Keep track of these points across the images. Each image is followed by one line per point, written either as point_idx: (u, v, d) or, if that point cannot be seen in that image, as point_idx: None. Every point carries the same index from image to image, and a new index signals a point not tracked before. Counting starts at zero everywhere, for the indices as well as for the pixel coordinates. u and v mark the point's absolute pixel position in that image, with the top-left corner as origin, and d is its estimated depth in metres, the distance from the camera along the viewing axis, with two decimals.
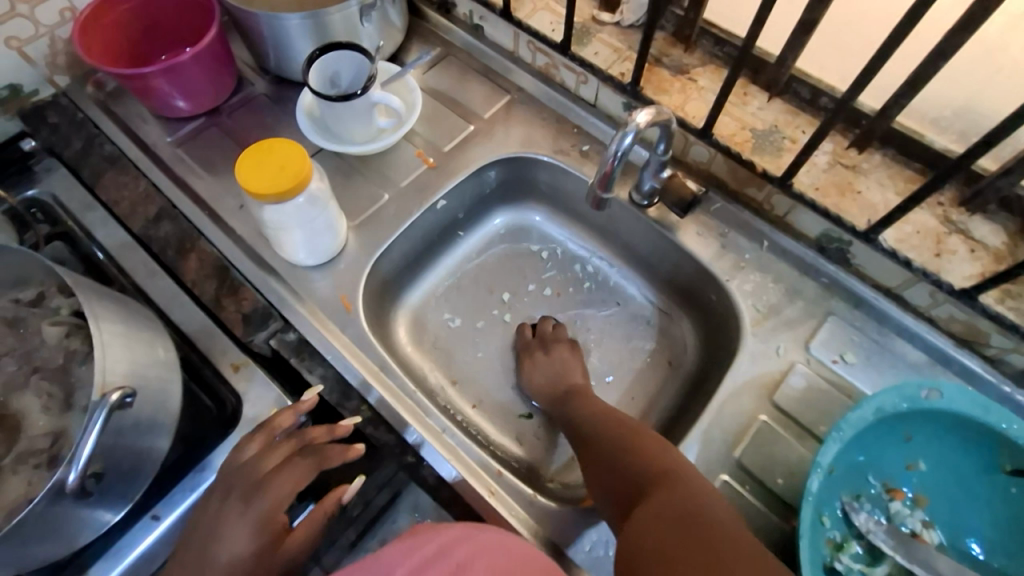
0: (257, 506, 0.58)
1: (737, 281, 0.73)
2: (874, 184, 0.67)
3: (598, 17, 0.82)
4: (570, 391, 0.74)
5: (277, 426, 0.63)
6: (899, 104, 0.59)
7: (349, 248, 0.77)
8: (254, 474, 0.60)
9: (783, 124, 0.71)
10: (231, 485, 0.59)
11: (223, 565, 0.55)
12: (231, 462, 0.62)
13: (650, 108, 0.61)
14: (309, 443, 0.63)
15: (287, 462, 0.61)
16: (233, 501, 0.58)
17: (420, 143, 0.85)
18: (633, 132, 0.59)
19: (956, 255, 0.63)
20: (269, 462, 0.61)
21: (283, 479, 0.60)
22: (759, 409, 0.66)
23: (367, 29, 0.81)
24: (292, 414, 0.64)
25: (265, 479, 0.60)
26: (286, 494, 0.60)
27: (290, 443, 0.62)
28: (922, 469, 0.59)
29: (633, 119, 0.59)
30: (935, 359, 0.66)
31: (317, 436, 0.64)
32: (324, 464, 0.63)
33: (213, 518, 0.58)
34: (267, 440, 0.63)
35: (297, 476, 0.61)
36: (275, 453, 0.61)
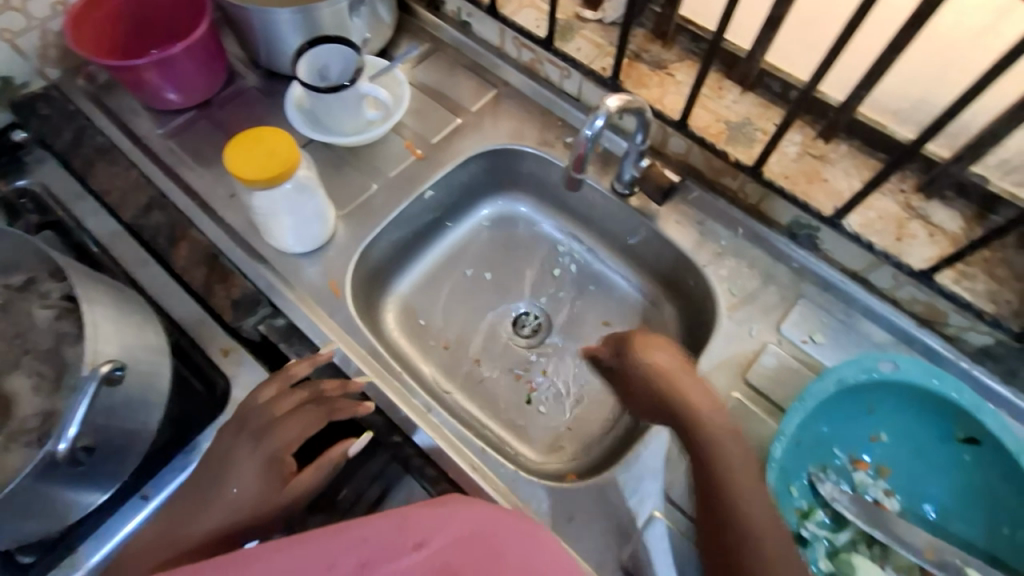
0: (268, 448, 0.61)
1: (714, 266, 0.76)
2: (840, 173, 0.70)
3: (581, 14, 0.86)
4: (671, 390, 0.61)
5: (293, 374, 0.66)
6: (859, 96, 0.63)
7: (339, 236, 0.80)
8: (269, 415, 0.63)
9: (756, 117, 0.75)
10: (246, 420, 0.63)
11: (232, 497, 0.59)
12: (246, 403, 0.64)
13: (623, 94, 0.64)
14: (320, 394, 0.66)
15: (299, 410, 0.64)
16: (245, 438, 0.61)
17: (409, 135, 0.87)
18: (603, 116, 0.62)
19: (916, 239, 0.66)
20: (281, 406, 0.63)
21: (294, 423, 0.63)
22: (733, 387, 0.68)
23: (356, 24, 0.84)
24: (307, 365, 0.67)
25: (279, 421, 0.62)
26: (295, 437, 0.63)
27: (300, 393, 0.64)
28: (884, 440, 0.62)
29: (604, 104, 0.62)
30: (899, 338, 0.69)
31: (330, 388, 0.66)
32: (332, 415, 0.65)
33: (227, 449, 0.62)
34: (280, 388, 0.65)
35: (304, 424, 0.63)
36: (289, 399, 0.64)
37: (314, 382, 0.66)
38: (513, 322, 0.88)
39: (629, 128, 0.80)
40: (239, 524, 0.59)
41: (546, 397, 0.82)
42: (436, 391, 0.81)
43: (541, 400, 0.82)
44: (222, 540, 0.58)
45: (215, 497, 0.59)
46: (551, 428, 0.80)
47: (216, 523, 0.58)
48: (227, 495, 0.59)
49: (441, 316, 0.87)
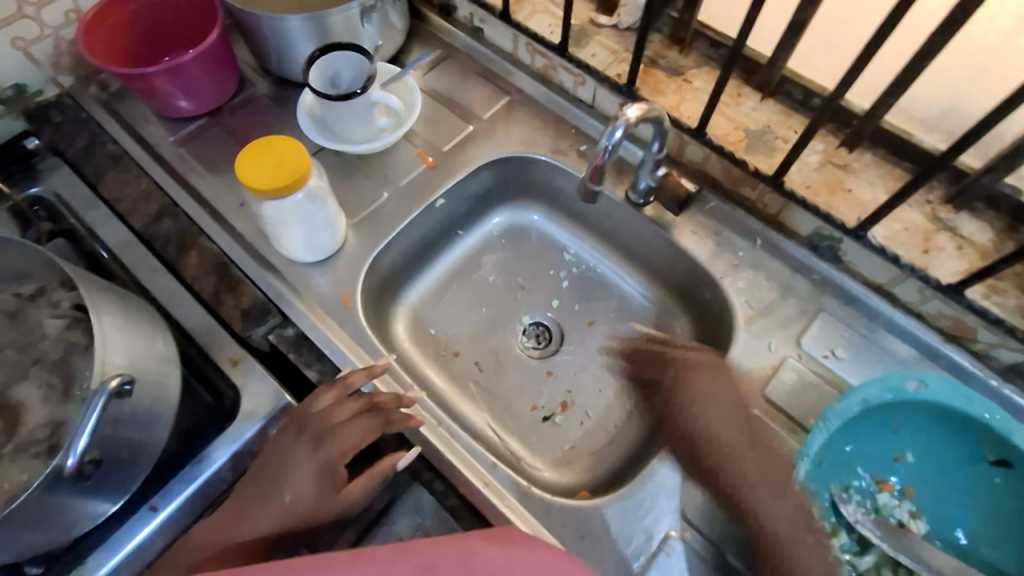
0: (323, 456, 0.61)
1: (731, 278, 0.74)
2: (864, 183, 0.68)
3: (595, 20, 0.84)
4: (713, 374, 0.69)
5: (351, 383, 0.65)
6: (886, 104, 0.61)
7: (349, 246, 0.79)
8: (325, 422, 0.62)
9: (776, 125, 0.73)
10: (304, 425, 0.62)
11: (287, 501, 0.59)
12: (303, 407, 0.64)
13: (641, 104, 0.62)
14: (376, 405, 0.65)
15: (355, 419, 0.63)
16: (302, 443, 0.61)
17: (420, 143, 0.86)
18: (622, 127, 0.61)
19: (944, 251, 0.64)
20: (337, 414, 0.63)
21: (350, 432, 0.62)
22: (751, 403, 0.66)
23: (368, 30, 0.83)
24: (365, 376, 0.66)
25: (336, 429, 0.62)
26: (352, 445, 0.62)
27: (357, 403, 0.64)
28: (910, 461, 0.59)
29: (624, 114, 0.61)
30: (924, 354, 0.67)
31: (385, 400, 0.65)
32: (387, 426, 0.64)
33: (284, 453, 0.61)
34: (340, 393, 0.65)
35: (360, 434, 0.63)
36: (346, 407, 0.63)
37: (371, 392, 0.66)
38: (525, 331, 0.86)
39: (646, 137, 0.79)
40: (291, 528, 0.59)
41: (559, 410, 0.80)
42: (444, 403, 0.80)
43: (554, 413, 0.80)
44: (275, 540, 0.59)
45: (270, 499, 0.59)
46: (563, 441, 0.78)
47: (269, 525, 0.58)
48: (281, 499, 0.59)
49: (451, 325, 0.86)
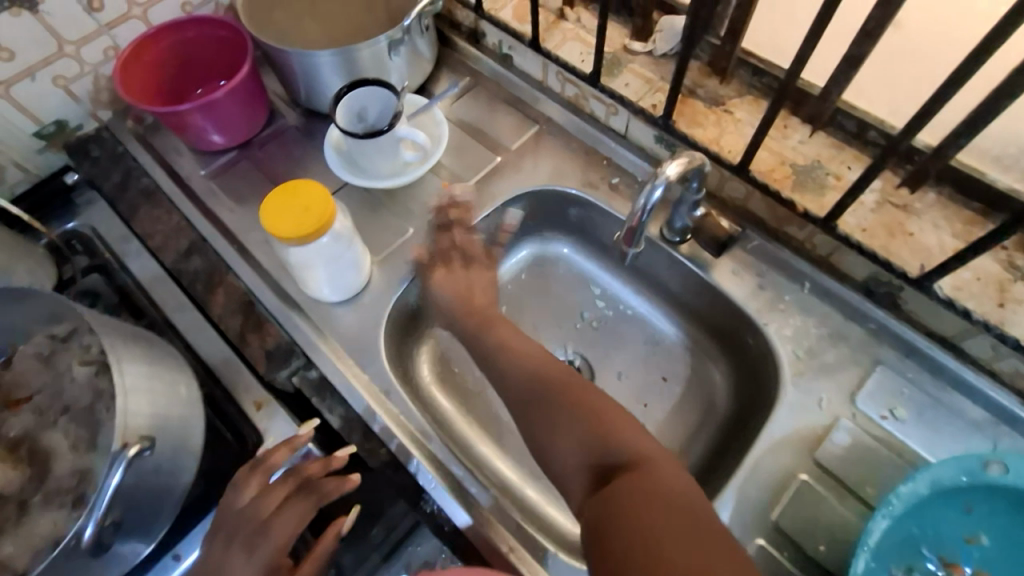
0: (264, 554, 0.59)
1: (776, 324, 0.68)
2: (927, 226, 0.62)
3: (629, 47, 0.81)
4: (489, 315, 0.69)
5: (273, 466, 0.62)
6: (958, 143, 0.55)
7: (374, 283, 0.77)
8: (255, 520, 0.60)
9: (826, 159, 0.68)
10: (234, 531, 0.60)
11: None
12: (227, 504, 0.61)
13: (681, 156, 0.59)
14: (304, 480, 0.63)
15: (286, 508, 0.61)
16: (237, 549, 0.59)
17: (446, 176, 0.84)
18: (663, 184, 0.57)
19: (1022, 305, 0.58)
20: (269, 505, 0.60)
21: (286, 519, 0.60)
22: (799, 467, 0.61)
23: (396, 63, 0.83)
24: (287, 452, 0.63)
25: (268, 522, 0.60)
26: (290, 532, 0.60)
27: (284, 487, 0.61)
28: (984, 544, 0.52)
29: (664, 170, 0.58)
30: (998, 417, 0.60)
31: (313, 471, 0.63)
32: (323, 499, 0.63)
33: (218, 563, 0.59)
34: (264, 481, 0.62)
35: (298, 516, 0.61)
36: (273, 496, 0.61)
37: (297, 466, 0.64)
38: None
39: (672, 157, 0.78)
40: None
41: None
42: (470, 450, 0.77)
43: None
44: None
45: None
46: None
47: None
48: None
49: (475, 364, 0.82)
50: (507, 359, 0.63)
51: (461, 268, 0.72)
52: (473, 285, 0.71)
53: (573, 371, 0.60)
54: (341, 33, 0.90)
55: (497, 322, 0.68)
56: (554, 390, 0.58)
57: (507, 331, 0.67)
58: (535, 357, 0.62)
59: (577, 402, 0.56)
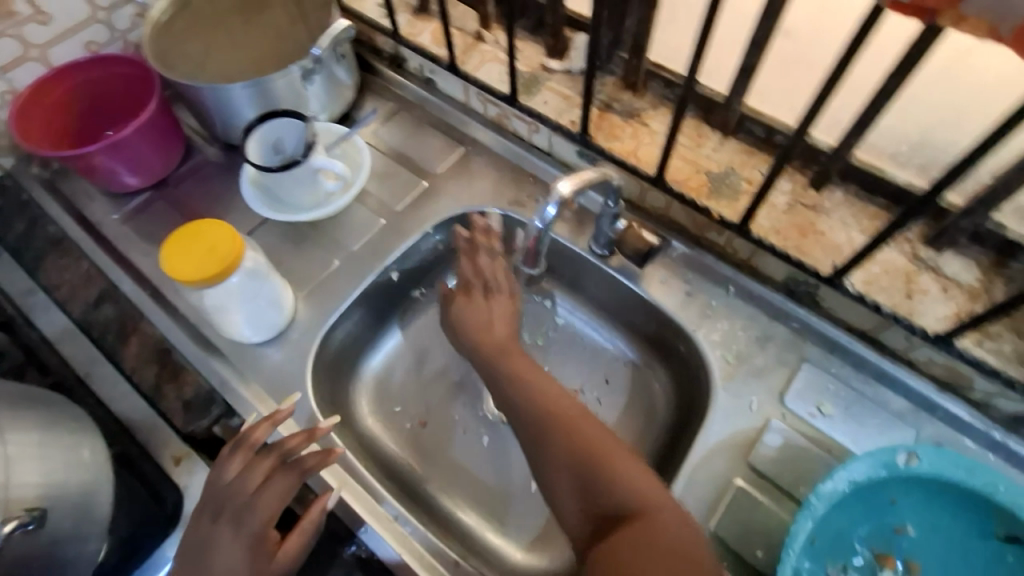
0: (250, 532, 0.56)
1: (705, 331, 0.69)
2: (837, 224, 0.64)
3: (546, 65, 0.81)
4: (501, 352, 0.66)
5: (255, 440, 0.59)
6: (850, 144, 0.57)
7: (299, 319, 0.74)
8: (240, 498, 0.57)
9: (739, 165, 0.69)
10: (220, 505, 0.57)
11: None
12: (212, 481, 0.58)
13: (578, 174, 0.57)
14: (289, 454, 0.59)
15: (271, 482, 0.57)
16: (225, 522, 0.56)
17: (374, 204, 0.82)
18: (555, 203, 0.55)
19: (928, 294, 0.60)
20: (252, 482, 0.57)
21: (270, 495, 0.57)
22: (734, 472, 0.61)
23: (312, 91, 0.81)
24: (269, 426, 0.59)
25: (251, 498, 0.57)
26: (276, 506, 0.57)
27: (268, 461, 0.58)
28: (911, 534, 0.53)
29: (556, 189, 0.55)
30: (919, 406, 0.62)
31: (296, 445, 0.59)
32: (305, 474, 0.59)
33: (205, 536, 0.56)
34: (247, 456, 0.58)
35: (282, 492, 0.58)
36: (255, 471, 0.57)
37: (278, 441, 0.59)
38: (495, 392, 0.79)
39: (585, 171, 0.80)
40: None
41: None
42: (412, 488, 0.74)
43: None
44: None
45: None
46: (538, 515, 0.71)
47: None
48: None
49: (415, 395, 0.80)
50: (533, 418, 0.59)
51: (480, 297, 0.69)
52: (490, 312, 0.68)
53: (595, 423, 0.58)
54: (270, 64, 0.86)
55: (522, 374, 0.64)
56: (584, 457, 0.55)
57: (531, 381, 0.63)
58: (566, 415, 0.58)
59: (606, 469, 0.53)
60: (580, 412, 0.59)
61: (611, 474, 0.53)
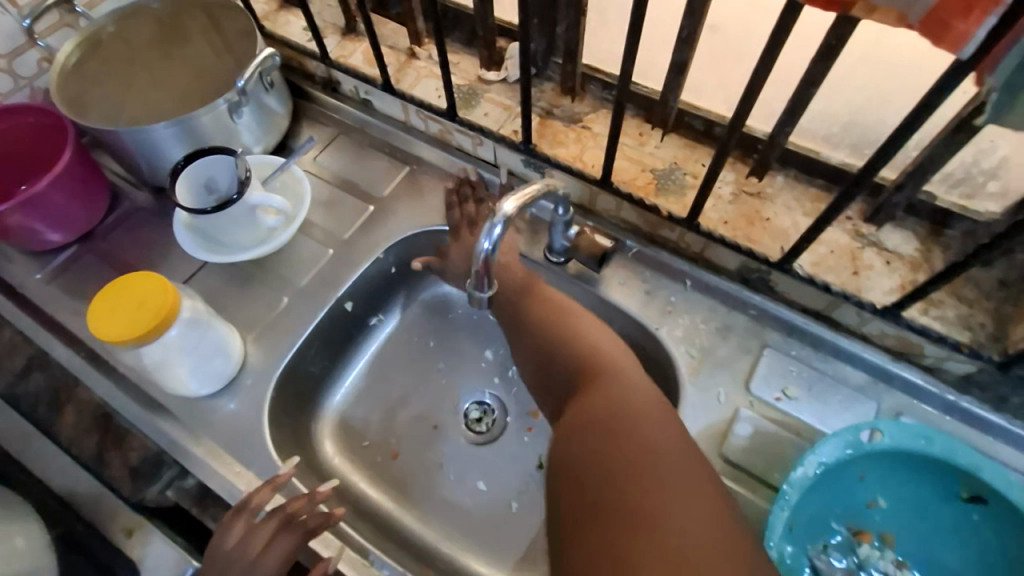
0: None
1: (667, 327, 0.69)
2: (781, 209, 0.65)
3: (483, 77, 0.80)
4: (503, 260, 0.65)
5: (257, 504, 0.56)
6: (784, 132, 0.59)
7: (250, 364, 0.70)
8: (242, 563, 0.53)
9: (682, 160, 0.70)
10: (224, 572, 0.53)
11: None
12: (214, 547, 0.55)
13: (519, 191, 0.54)
14: (292, 517, 0.56)
15: (274, 544, 0.54)
16: None
17: (319, 234, 0.79)
18: (501, 222, 0.52)
19: (873, 269, 0.61)
20: (254, 544, 0.54)
21: (273, 559, 0.53)
22: (710, 467, 0.61)
23: (243, 123, 0.77)
24: (269, 489, 0.57)
25: (254, 563, 0.53)
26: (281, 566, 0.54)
27: (271, 523, 0.55)
28: (883, 506, 0.54)
29: (499, 208, 0.52)
30: (877, 377, 0.63)
31: (299, 507, 0.56)
32: (310, 535, 0.56)
33: None
34: (249, 521, 0.55)
35: (286, 556, 0.54)
36: (258, 535, 0.54)
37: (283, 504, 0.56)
38: (464, 413, 0.78)
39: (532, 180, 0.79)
40: None
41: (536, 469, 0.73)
42: (389, 524, 0.71)
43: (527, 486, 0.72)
44: None
45: None
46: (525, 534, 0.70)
47: None
48: None
49: (383, 428, 0.77)
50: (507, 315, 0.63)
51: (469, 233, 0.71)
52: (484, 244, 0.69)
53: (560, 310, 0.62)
54: (198, 98, 0.84)
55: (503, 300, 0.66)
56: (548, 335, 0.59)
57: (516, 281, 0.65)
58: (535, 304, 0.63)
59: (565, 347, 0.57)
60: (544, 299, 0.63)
61: (580, 347, 0.57)
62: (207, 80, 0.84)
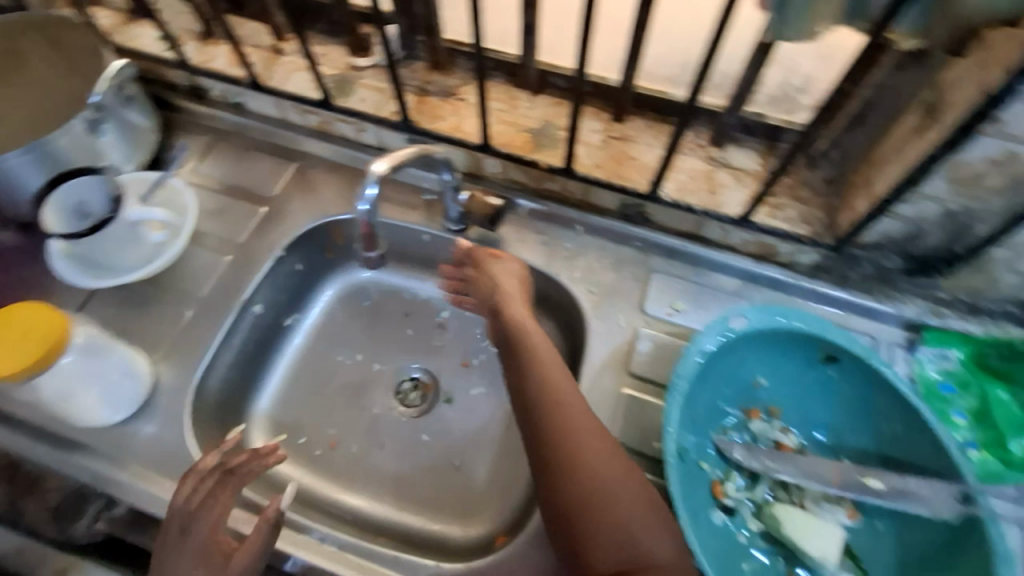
0: (195, 544, 0.53)
1: (567, 271, 0.74)
2: (645, 147, 0.73)
3: (354, 64, 0.82)
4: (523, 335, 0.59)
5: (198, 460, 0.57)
6: (630, 76, 0.65)
7: (162, 382, 0.68)
8: (183, 514, 0.54)
9: (553, 117, 0.76)
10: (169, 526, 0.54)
11: None
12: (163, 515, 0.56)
13: (390, 154, 0.59)
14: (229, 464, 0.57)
15: (213, 493, 0.55)
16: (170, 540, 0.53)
17: (214, 243, 0.78)
18: (375, 183, 0.57)
19: (727, 186, 0.70)
20: (193, 495, 0.55)
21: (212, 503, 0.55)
22: (622, 385, 0.67)
23: (107, 141, 0.74)
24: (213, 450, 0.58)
25: (194, 511, 0.54)
26: (219, 517, 0.55)
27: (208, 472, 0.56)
28: (765, 385, 0.62)
29: (370, 170, 0.57)
30: (747, 280, 0.72)
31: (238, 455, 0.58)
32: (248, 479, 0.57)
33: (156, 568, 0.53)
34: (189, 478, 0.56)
35: (224, 500, 0.56)
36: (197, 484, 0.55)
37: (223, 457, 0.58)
38: (396, 389, 0.80)
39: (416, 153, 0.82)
40: None
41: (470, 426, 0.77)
42: (338, 509, 0.72)
43: (464, 442, 0.75)
44: None
45: None
46: (474, 487, 0.73)
47: None
48: None
49: (314, 422, 0.78)
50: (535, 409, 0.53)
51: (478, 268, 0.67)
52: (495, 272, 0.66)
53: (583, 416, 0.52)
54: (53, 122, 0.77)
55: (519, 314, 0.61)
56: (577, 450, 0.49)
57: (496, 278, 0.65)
58: (555, 402, 0.53)
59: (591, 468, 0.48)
60: (568, 398, 0.53)
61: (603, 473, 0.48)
62: (56, 100, 0.77)
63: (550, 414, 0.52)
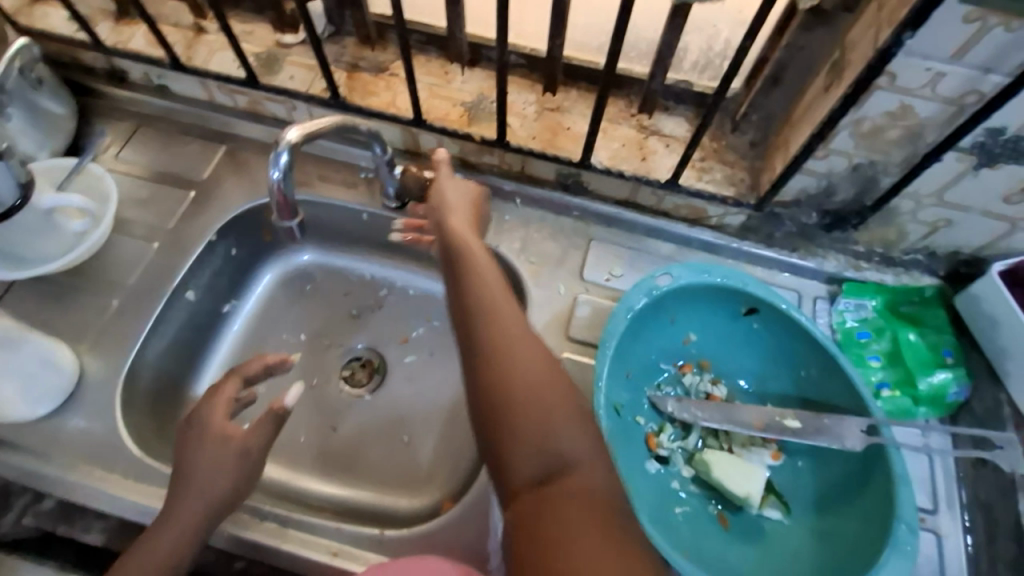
0: (209, 425, 0.55)
1: (506, 243, 0.75)
2: (577, 118, 0.74)
3: (281, 41, 0.80)
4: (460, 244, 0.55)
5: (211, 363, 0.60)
6: (557, 43, 0.66)
7: (90, 374, 0.66)
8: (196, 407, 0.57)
9: (487, 90, 0.76)
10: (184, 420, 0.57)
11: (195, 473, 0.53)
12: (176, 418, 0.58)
13: (306, 122, 0.57)
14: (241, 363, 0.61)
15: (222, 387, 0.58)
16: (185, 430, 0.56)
17: (141, 230, 0.75)
18: (285, 149, 0.54)
19: (658, 152, 0.72)
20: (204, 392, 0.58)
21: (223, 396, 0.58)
22: (563, 351, 0.69)
23: (14, 127, 0.70)
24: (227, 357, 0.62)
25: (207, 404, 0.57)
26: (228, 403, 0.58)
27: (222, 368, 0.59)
28: (695, 339, 0.65)
29: (282, 136, 0.55)
30: (681, 245, 0.75)
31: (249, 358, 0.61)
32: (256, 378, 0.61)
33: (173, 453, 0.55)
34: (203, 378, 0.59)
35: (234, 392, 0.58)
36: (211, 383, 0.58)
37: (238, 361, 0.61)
38: (343, 369, 0.79)
39: None
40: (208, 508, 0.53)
41: (418, 402, 0.77)
42: (286, 490, 0.72)
43: (413, 416, 0.76)
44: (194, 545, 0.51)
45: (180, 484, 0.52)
46: (422, 460, 0.73)
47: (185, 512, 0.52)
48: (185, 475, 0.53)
49: (259, 407, 0.76)
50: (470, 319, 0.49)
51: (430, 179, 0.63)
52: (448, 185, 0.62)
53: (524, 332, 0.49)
54: None
55: (468, 238, 0.56)
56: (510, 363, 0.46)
57: (446, 190, 0.61)
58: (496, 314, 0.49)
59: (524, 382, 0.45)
60: (510, 313, 0.49)
61: (536, 392, 0.45)
62: None
63: (488, 324, 0.48)
